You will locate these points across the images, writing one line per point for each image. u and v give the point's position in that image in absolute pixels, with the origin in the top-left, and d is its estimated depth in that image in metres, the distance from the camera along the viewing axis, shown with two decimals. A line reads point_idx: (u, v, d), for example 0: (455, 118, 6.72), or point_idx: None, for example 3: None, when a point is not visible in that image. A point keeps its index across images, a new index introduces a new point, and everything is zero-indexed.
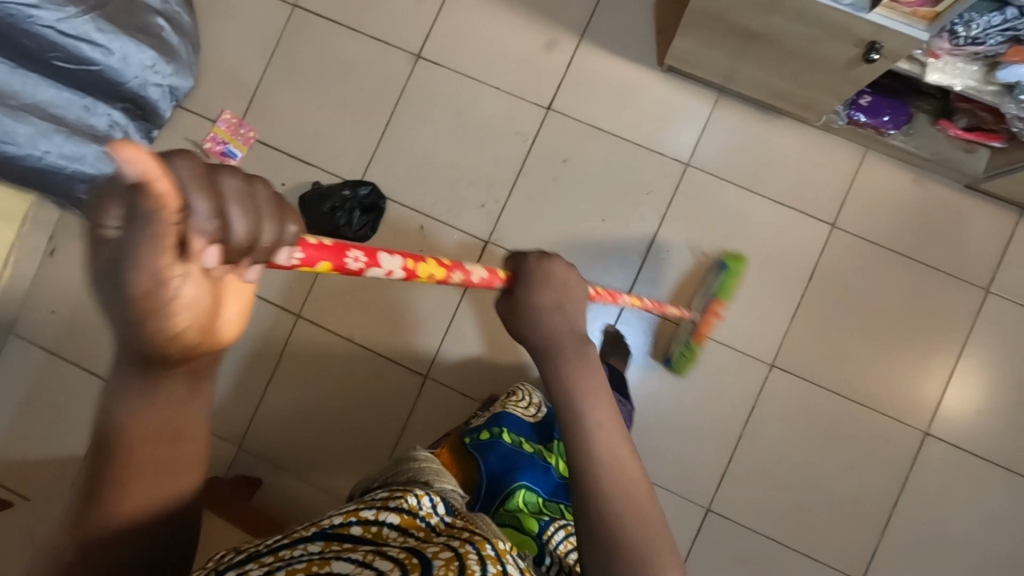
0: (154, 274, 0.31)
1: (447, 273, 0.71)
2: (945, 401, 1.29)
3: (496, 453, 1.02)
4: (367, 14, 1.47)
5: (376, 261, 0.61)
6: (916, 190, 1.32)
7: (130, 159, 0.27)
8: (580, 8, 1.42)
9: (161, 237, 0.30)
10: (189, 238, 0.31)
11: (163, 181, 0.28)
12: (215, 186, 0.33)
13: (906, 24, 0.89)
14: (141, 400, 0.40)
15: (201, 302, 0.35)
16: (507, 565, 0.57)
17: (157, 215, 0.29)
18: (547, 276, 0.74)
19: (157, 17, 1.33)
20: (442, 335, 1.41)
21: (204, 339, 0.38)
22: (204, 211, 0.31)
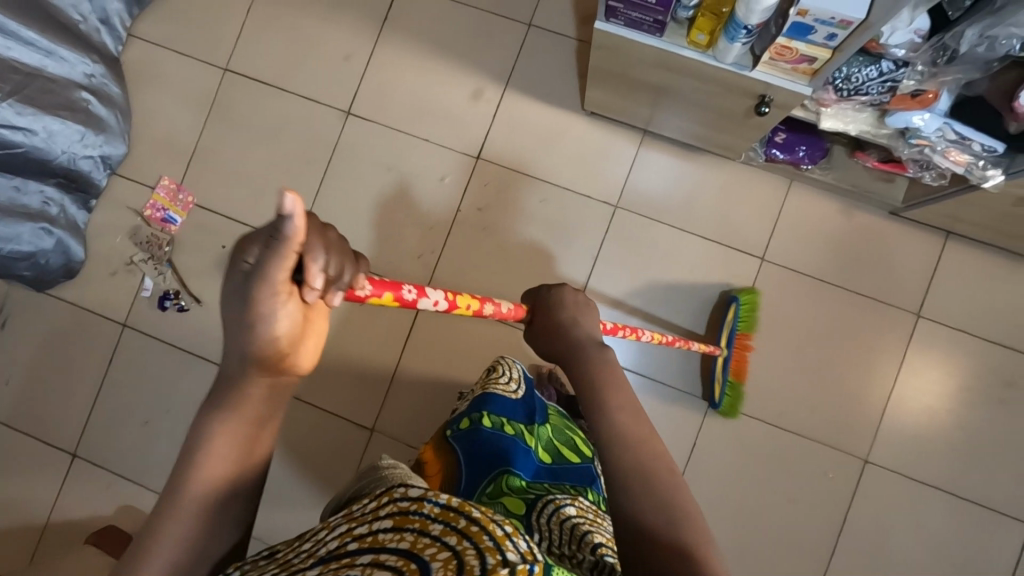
0: (273, 291, 0.46)
1: (479, 305, 0.81)
2: (883, 427, 1.30)
3: (474, 441, 0.96)
4: (295, 74, 1.49)
5: (425, 294, 0.70)
6: (842, 220, 1.33)
7: (291, 209, 0.42)
8: (504, 56, 1.44)
9: (286, 266, 0.45)
10: (305, 269, 0.45)
11: (300, 225, 0.43)
12: (324, 237, 0.47)
13: (789, 80, 0.91)
14: (234, 399, 0.51)
15: (295, 319, 0.48)
16: (510, 555, 0.46)
17: (286, 247, 0.43)
18: (557, 297, 0.78)
19: (81, 92, 1.35)
20: (385, 391, 1.45)
21: (291, 348, 0.50)
22: (317, 253, 0.45)
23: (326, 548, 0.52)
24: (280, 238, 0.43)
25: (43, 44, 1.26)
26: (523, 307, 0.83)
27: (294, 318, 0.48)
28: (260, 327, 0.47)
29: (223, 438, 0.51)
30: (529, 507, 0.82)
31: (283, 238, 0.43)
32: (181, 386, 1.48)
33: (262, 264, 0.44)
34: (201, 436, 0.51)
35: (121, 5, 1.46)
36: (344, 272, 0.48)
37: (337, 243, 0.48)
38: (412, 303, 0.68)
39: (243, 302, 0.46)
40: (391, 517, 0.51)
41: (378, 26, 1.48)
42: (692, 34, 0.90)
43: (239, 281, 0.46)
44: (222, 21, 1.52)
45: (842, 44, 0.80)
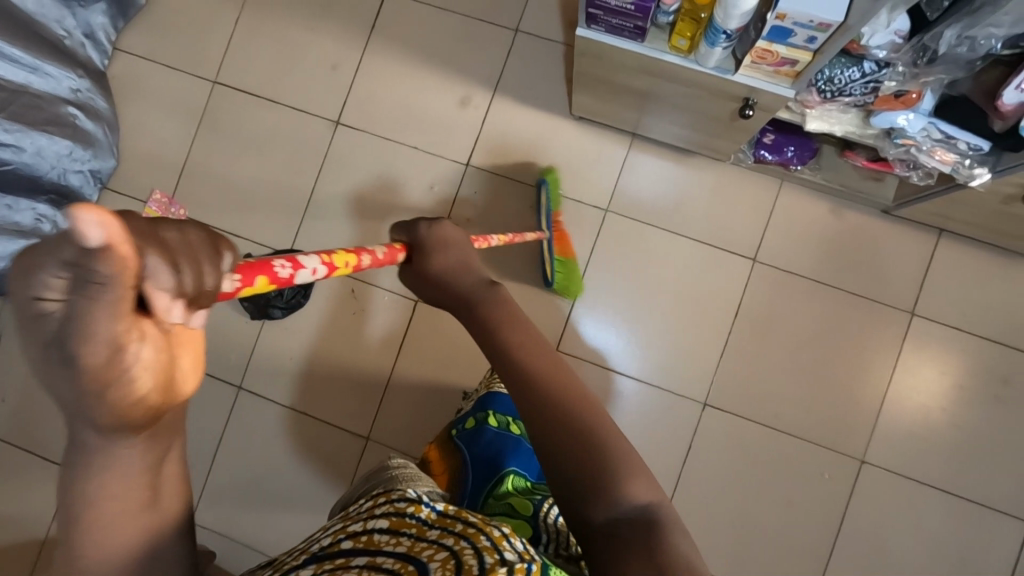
0: (109, 339, 0.29)
1: (359, 259, 0.62)
2: (879, 427, 1.30)
3: (477, 440, 0.99)
4: (284, 85, 1.50)
5: (300, 264, 0.53)
6: (834, 220, 1.33)
7: (100, 232, 0.25)
8: (491, 63, 1.44)
9: (115, 306, 0.28)
10: (151, 297, 0.29)
11: (125, 244, 0.27)
12: (156, 243, 0.30)
13: (772, 83, 0.90)
14: (99, 463, 0.36)
15: (157, 364, 0.33)
16: (508, 554, 0.46)
17: (110, 283, 0.27)
18: (436, 240, 0.69)
19: (68, 107, 1.35)
20: (382, 396, 1.45)
21: (167, 391, 0.35)
22: (161, 271, 0.29)
23: (319, 546, 0.51)
24: (92, 273, 0.27)
25: (29, 60, 1.25)
26: (400, 251, 0.70)
27: (154, 361, 0.33)
28: (111, 386, 0.31)
29: (114, 505, 0.37)
30: (536, 509, 0.80)
31: (97, 271, 0.27)
32: None
33: (81, 310, 0.28)
34: (75, 512, 0.37)
35: (105, 19, 1.46)
36: (204, 278, 0.32)
37: (193, 246, 0.32)
38: (289, 281, 0.52)
39: (67, 362, 0.29)
40: (388, 517, 0.51)
41: (366, 35, 1.48)
42: (673, 39, 0.90)
43: (49, 346, 0.29)
44: (210, 33, 1.53)
45: (822, 46, 0.79)
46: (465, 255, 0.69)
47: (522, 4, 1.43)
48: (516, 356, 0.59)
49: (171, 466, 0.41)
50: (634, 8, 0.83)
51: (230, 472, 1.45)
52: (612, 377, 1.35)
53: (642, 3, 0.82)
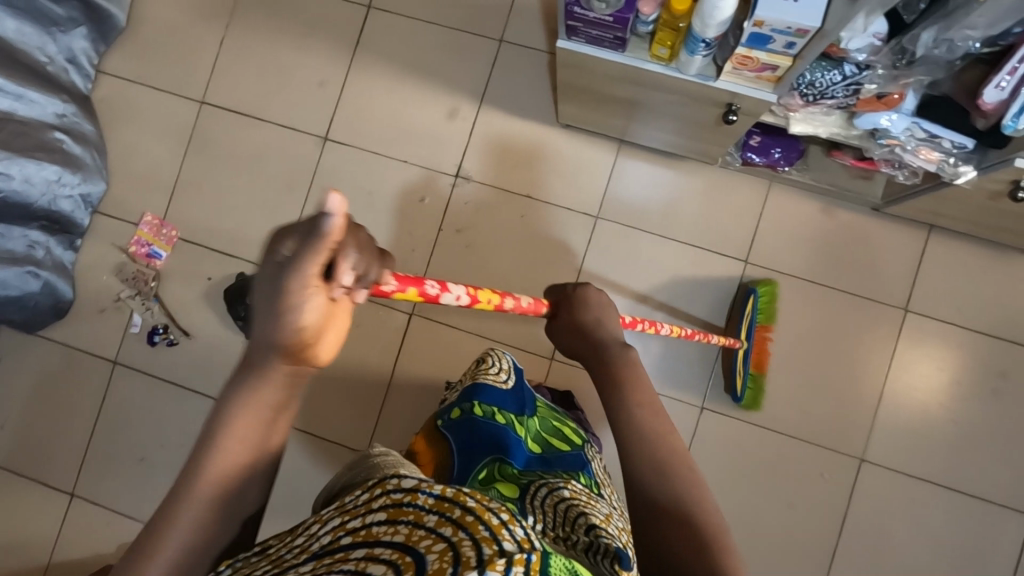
0: (303, 285, 0.44)
1: (500, 299, 0.77)
2: (877, 424, 1.30)
3: (464, 428, 0.97)
4: (271, 103, 1.50)
5: (448, 288, 0.67)
6: (824, 219, 1.33)
7: (335, 207, 0.43)
8: (476, 73, 1.44)
9: (315, 262, 0.44)
10: (337, 264, 0.44)
11: (338, 222, 0.43)
12: (357, 238, 0.46)
13: (754, 88, 0.90)
14: (256, 380, 0.48)
15: (323, 313, 0.46)
16: (507, 545, 0.43)
17: (320, 240, 0.43)
18: (582, 298, 0.84)
19: (54, 132, 1.35)
20: (380, 409, 1.45)
21: (312, 345, 0.47)
22: (351, 251, 0.45)
23: (319, 543, 0.48)
24: (317, 234, 0.43)
25: (13, 88, 1.25)
26: (544, 304, 0.85)
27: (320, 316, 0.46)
28: (285, 319, 0.45)
29: (244, 422, 0.48)
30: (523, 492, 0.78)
31: (319, 232, 0.43)
32: (174, 419, 1.48)
33: (299, 262, 0.43)
34: (220, 421, 0.48)
35: (87, 43, 1.46)
36: (369, 271, 0.47)
37: (368, 249, 0.47)
38: (434, 298, 0.65)
39: (270, 297, 0.45)
40: (385, 509, 0.48)
41: (351, 50, 1.48)
42: (653, 48, 0.89)
43: (269, 274, 0.45)
44: (196, 54, 1.53)
45: (801, 51, 0.79)
46: (601, 312, 0.83)
47: (505, 14, 1.44)
48: (646, 431, 0.66)
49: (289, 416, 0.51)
50: (613, 19, 0.83)
51: None
52: None
53: (620, 13, 0.82)
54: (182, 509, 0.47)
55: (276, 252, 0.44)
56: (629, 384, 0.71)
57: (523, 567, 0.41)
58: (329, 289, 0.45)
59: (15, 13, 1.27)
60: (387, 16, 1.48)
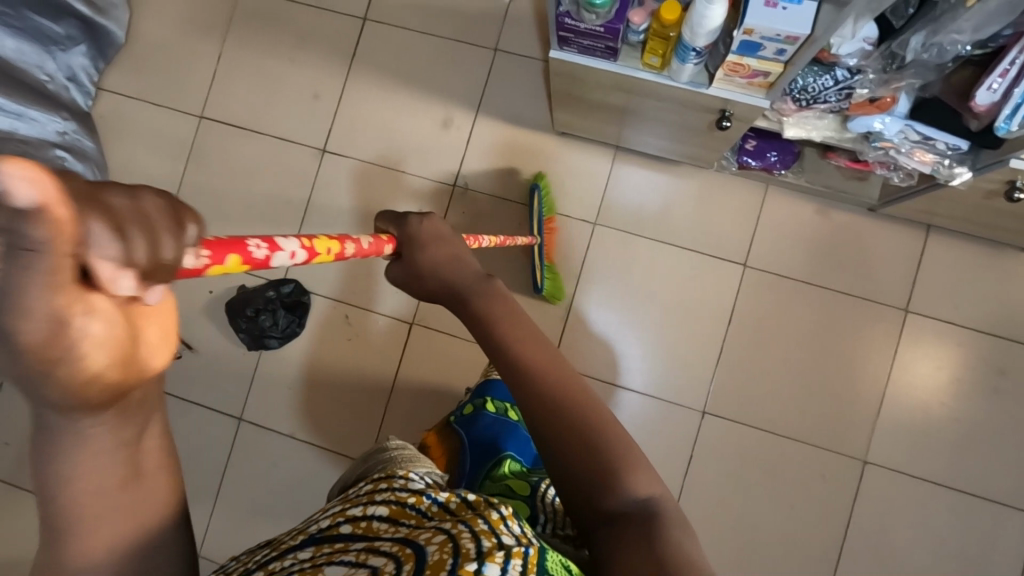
0: (54, 314, 0.25)
1: (342, 246, 0.60)
2: (879, 425, 1.29)
3: (476, 423, 1.03)
4: (269, 116, 1.51)
5: (278, 246, 0.50)
6: (821, 221, 1.33)
7: (28, 190, 0.22)
8: (471, 83, 1.45)
9: (50, 277, 0.24)
10: (94, 267, 0.25)
11: (63, 207, 0.23)
12: (104, 209, 0.26)
13: (746, 94, 0.91)
14: (66, 446, 0.34)
15: (115, 336, 0.29)
16: (505, 538, 0.44)
17: (43, 255, 0.23)
18: (426, 235, 0.67)
19: (55, 150, 1.33)
20: (381, 419, 1.45)
21: (133, 367, 0.32)
22: (106, 239, 0.25)
23: (317, 526, 0.51)
24: (20, 238, 0.22)
25: (12, 107, 1.25)
26: (383, 239, 0.67)
27: (111, 337, 0.29)
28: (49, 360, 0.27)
29: (96, 489, 0.36)
30: (533, 489, 0.80)
31: (29, 237, 0.22)
32: (177, 432, 1.49)
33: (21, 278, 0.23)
34: (60, 492, 0.35)
35: (86, 60, 1.47)
36: (162, 250, 0.28)
37: (146, 215, 0.27)
38: (264, 264, 0.48)
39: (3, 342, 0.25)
40: (389, 505, 0.51)
41: (346, 62, 1.49)
42: (646, 57, 0.90)
43: None
44: (193, 68, 1.54)
45: (792, 58, 0.80)
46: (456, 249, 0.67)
47: (499, 23, 1.44)
48: (519, 360, 0.58)
49: (153, 441, 0.40)
50: (604, 30, 0.84)
51: (233, 505, 1.45)
52: (608, 388, 1.35)
53: (610, 23, 0.83)
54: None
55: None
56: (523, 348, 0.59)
57: (521, 561, 0.42)
58: (99, 299, 0.27)
59: (14, 33, 1.28)
60: (381, 27, 1.49)
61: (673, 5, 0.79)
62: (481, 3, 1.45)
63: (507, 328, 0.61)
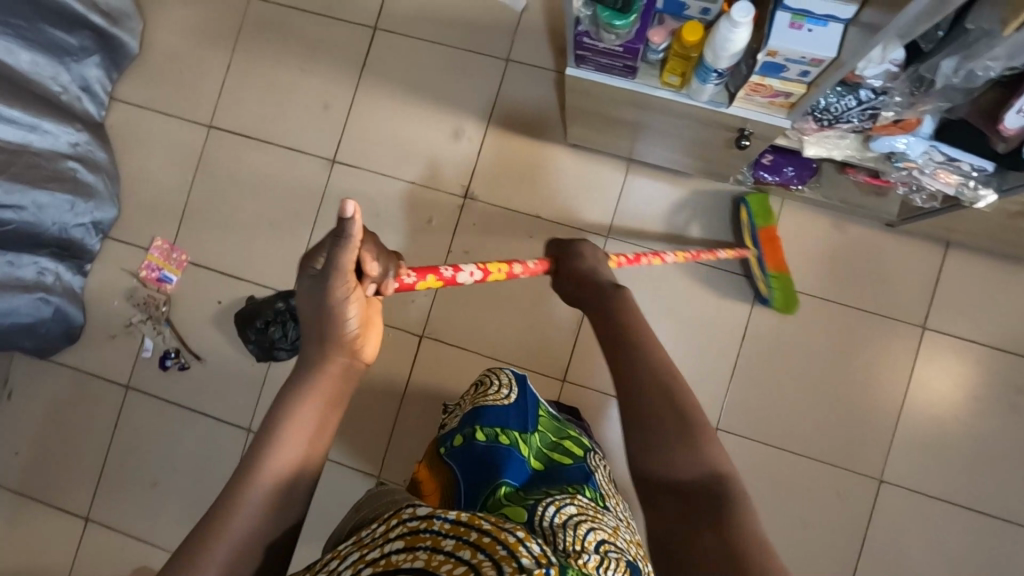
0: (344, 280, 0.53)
1: (510, 267, 0.81)
2: (895, 443, 1.27)
3: (468, 453, 0.93)
4: (278, 126, 1.50)
5: (461, 269, 0.74)
6: (837, 236, 1.31)
7: (349, 211, 0.50)
8: (483, 94, 1.43)
9: (347, 263, 0.53)
10: (363, 266, 0.54)
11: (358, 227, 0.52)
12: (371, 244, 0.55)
13: (766, 113, 0.89)
14: (315, 373, 0.56)
15: (361, 311, 0.56)
16: (526, 562, 0.46)
17: (349, 244, 0.52)
18: (578, 250, 0.83)
19: (68, 161, 1.36)
20: (391, 432, 1.44)
21: (360, 336, 0.56)
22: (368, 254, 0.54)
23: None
24: (342, 235, 0.51)
25: (28, 120, 1.26)
26: (547, 262, 0.86)
27: (359, 311, 0.56)
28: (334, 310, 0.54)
29: (300, 415, 0.54)
30: (530, 509, 0.75)
31: (344, 236, 0.51)
32: (186, 442, 1.48)
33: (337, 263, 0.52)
34: (283, 409, 0.54)
35: (100, 70, 1.46)
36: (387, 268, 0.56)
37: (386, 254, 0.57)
38: (450, 280, 0.73)
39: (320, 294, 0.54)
40: (402, 536, 0.50)
41: (356, 72, 1.48)
42: (664, 76, 0.88)
43: (314, 286, 0.54)
44: (203, 78, 1.53)
45: (816, 80, 0.78)
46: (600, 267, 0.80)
47: (511, 33, 1.43)
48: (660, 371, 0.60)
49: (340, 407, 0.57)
50: (623, 49, 0.82)
51: None
52: None
53: (630, 43, 0.81)
54: (250, 483, 0.51)
55: (310, 265, 0.55)
56: (647, 346, 0.62)
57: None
58: (362, 286, 0.55)
59: (28, 45, 1.28)
60: (391, 36, 1.47)
61: (694, 27, 0.76)
62: (492, 13, 1.44)
63: (634, 324, 0.65)
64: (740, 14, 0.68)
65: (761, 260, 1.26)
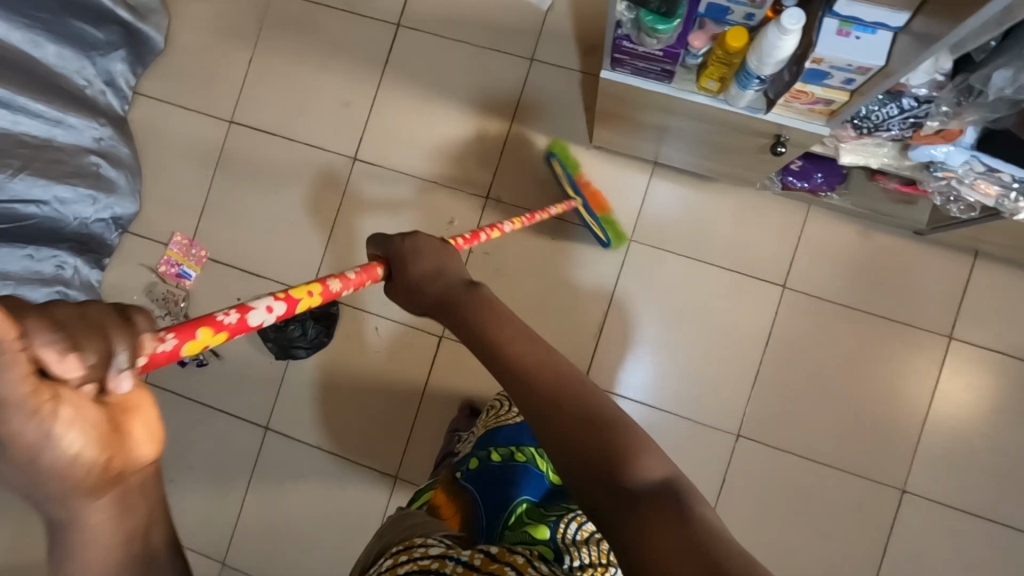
0: (37, 404, 0.34)
1: (324, 286, 0.65)
2: (919, 454, 1.26)
3: (484, 475, 0.96)
4: (300, 123, 1.49)
5: (251, 307, 0.56)
6: (864, 243, 1.29)
7: None
8: (507, 94, 1.42)
9: (13, 374, 0.33)
10: (44, 365, 0.34)
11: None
12: (53, 323, 0.34)
13: (805, 120, 0.88)
14: (76, 528, 0.41)
15: (85, 427, 0.37)
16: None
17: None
18: (412, 247, 0.72)
19: (91, 156, 1.35)
20: (409, 433, 1.43)
21: (107, 455, 0.40)
22: (51, 344, 0.33)
23: None
24: None
25: (53, 115, 1.26)
26: (377, 267, 0.73)
27: (82, 428, 0.37)
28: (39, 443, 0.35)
29: (98, 558, 0.43)
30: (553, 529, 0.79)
31: None
32: (202, 438, 1.48)
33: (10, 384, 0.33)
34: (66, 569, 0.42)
35: (125, 65, 1.46)
36: (101, 351, 0.36)
37: (95, 325, 0.36)
38: (241, 326, 0.55)
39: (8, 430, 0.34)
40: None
41: (379, 70, 1.47)
42: (702, 81, 0.87)
43: None
44: (224, 73, 1.52)
45: (860, 87, 0.77)
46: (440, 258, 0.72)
47: (536, 33, 1.41)
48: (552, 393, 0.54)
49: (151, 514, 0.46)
50: (663, 54, 0.81)
51: (260, 515, 1.45)
52: (639, 410, 1.33)
53: (670, 48, 0.80)
54: None
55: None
56: (535, 366, 0.56)
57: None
58: (59, 393, 0.35)
59: (54, 38, 1.28)
60: (415, 34, 1.46)
61: (739, 32, 0.75)
62: (517, 12, 1.42)
63: (515, 342, 0.59)
64: (790, 21, 0.68)
65: (588, 206, 1.28)
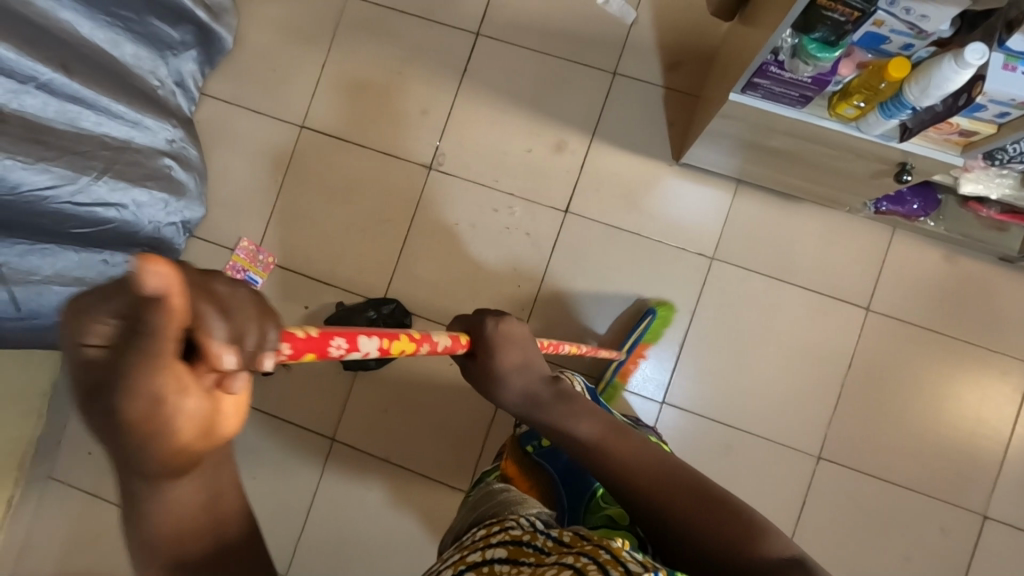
0: (153, 393, 0.32)
1: (417, 346, 0.61)
2: (1001, 479, 1.26)
3: (561, 459, 0.98)
4: (373, 130, 1.46)
5: (356, 345, 0.52)
6: (948, 268, 1.30)
7: (156, 281, 0.28)
8: (588, 106, 1.41)
9: (167, 349, 0.31)
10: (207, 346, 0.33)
11: (180, 296, 0.30)
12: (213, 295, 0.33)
13: (938, 149, 0.87)
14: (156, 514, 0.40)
15: (200, 414, 0.35)
16: (630, 566, 0.50)
17: (163, 332, 0.30)
18: (506, 337, 0.72)
19: (164, 158, 1.31)
20: (481, 447, 1.41)
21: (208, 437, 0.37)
22: (219, 322, 0.33)
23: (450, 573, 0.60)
24: (145, 322, 0.30)
25: (132, 116, 1.20)
26: (463, 341, 0.70)
27: (198, 415, 0.35)
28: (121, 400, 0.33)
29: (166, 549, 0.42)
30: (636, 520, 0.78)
31: (150, 319, 0.30)
32: (265, 448, 1.45)
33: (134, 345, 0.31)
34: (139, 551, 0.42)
35: (194, 65, 1.42)
36: (245, 335, 0.34)
37: (242, 303, 0.35)
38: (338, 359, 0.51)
39: (102, 389, 0.32)
40: (508, 549, 0.60)
41: (456, 78, 1.45)
42: (839, 108, 0.86)
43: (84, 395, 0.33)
44: (295, 76, 1.50)
45: (1012, 122, 0.77)
46: (525, 353, 0.72)
47: (619, 47, 1.40)
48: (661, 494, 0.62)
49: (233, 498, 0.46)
50: (812, 81, 0.79)
51: (325, 528, 1.42)
52: (717, 428, 1.32)
53: (822, 75, 0.78)
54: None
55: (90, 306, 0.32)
56: (639, 473, 0.64)
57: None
58: (194, 379, 0.34)
59: (133, 38, 1.21)
60: (494, 43, 1.44)
61: (901, 63, 0.75)
62: (600, 25, 1.41)
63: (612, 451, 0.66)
64: (974, 55, 0.69)
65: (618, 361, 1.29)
